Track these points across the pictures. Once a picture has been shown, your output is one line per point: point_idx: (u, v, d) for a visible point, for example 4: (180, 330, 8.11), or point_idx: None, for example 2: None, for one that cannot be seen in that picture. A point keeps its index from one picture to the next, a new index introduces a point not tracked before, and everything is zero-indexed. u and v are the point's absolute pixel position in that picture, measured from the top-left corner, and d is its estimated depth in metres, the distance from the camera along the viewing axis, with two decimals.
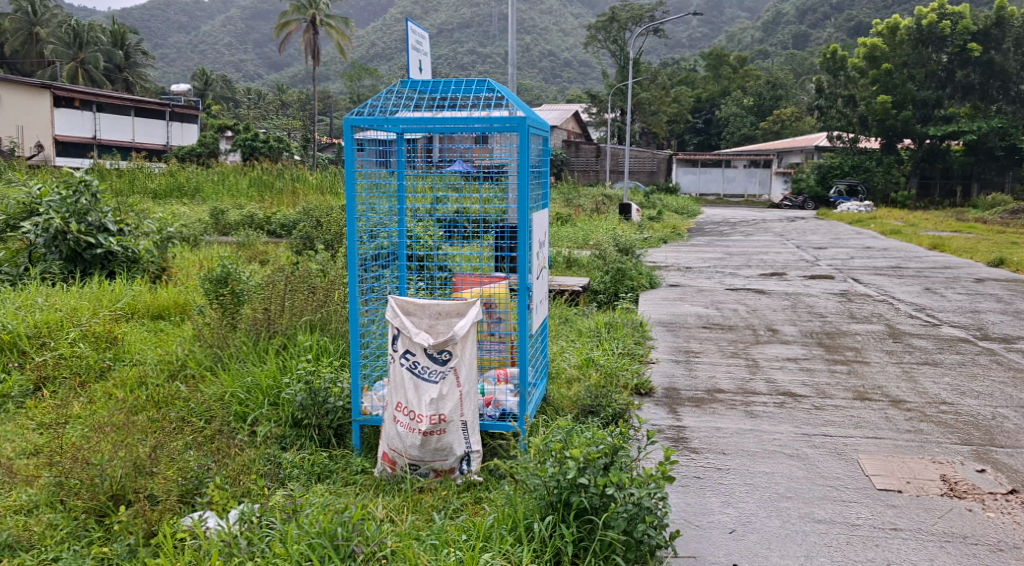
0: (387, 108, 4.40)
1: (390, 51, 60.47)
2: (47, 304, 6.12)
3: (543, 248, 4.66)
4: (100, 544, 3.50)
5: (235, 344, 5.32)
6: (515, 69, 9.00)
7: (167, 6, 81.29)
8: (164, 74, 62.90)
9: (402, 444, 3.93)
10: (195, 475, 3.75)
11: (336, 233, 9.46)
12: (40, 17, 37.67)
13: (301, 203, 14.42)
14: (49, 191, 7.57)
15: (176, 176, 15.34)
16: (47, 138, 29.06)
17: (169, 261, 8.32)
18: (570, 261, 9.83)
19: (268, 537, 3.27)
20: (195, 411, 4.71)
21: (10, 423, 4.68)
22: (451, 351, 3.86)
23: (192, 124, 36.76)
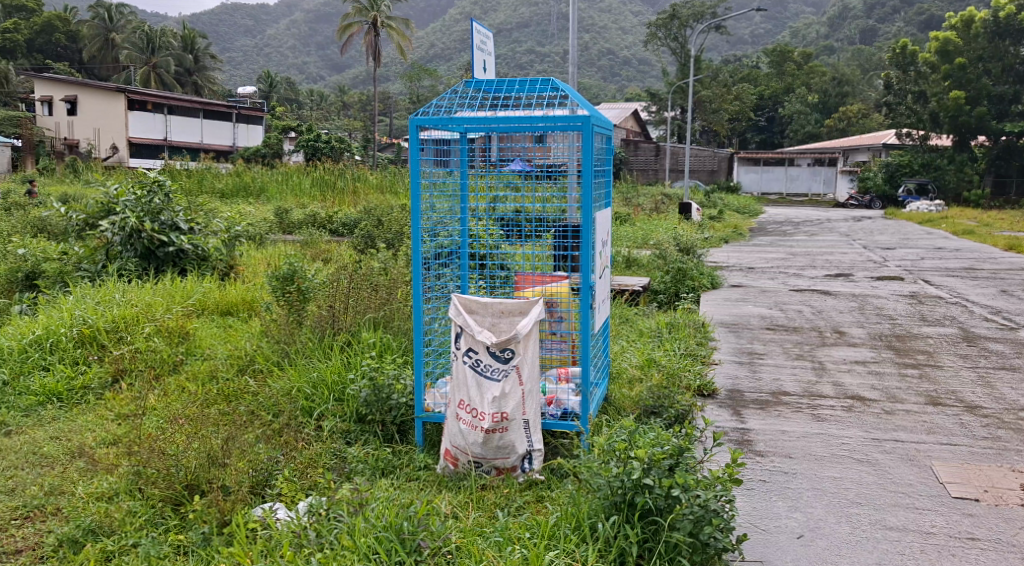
0: (451, 108, 4.44)
1: (450, 51, 60.92)
2: (125, 299, 6.33)
3: (606, 248, 4.66)
4: (176, 532, 3.62)
5: (301, 341, 5.44)
6: (575, 68, 8.95)
7: (234, 10, 83.46)
8: (231, 77, 64.47)
9: (464, 441, 3.97)
10: (264, 467, 3.88)
11: (395, 232, 9.59)
12: (115, 23, 39.71)
13: (361, 203, 14.63)
14: (125, 191, 7.85)
15: (242, 176, 15.78)
16: (122, 140, 30.38)
17: (236, 259, 8.55)
18: (630, 261, 9.74)
19: (336, 529, 3.33)
20: (264, 405, 4.84)
21: (91, 415, 4.88)
22: (513, 349, 3.88)
23: (257, 125, 37.50)
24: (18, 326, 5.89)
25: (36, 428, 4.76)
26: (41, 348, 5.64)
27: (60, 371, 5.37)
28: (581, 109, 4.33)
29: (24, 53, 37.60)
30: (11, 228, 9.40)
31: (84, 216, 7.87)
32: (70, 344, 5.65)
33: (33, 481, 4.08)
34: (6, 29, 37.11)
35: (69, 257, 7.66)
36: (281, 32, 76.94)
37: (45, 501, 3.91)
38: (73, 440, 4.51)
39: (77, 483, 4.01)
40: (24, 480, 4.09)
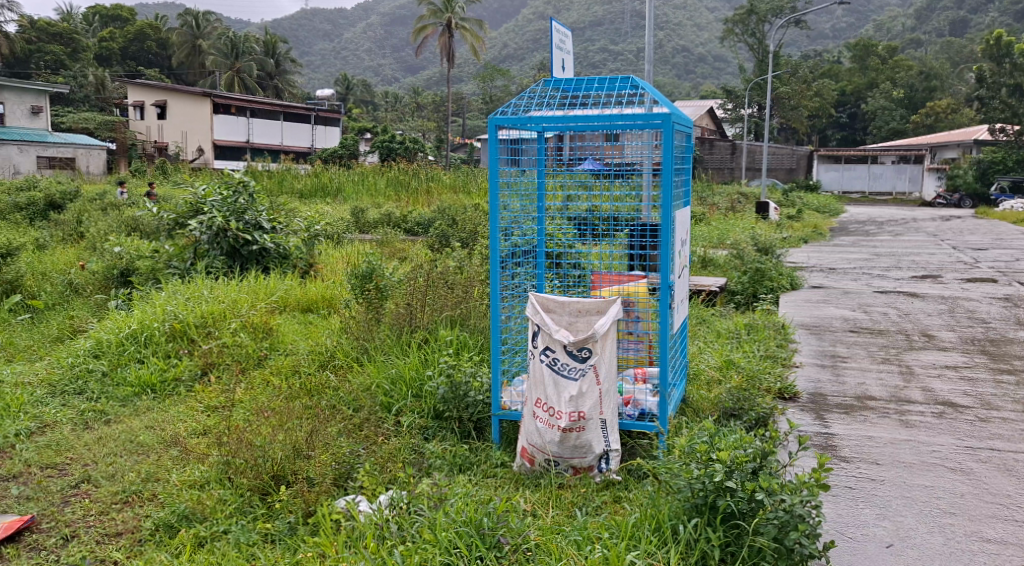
0: (528, 108, 4.46)
1: (523, 51, 61.08)
2: (213, 296, 6.55)
3: (685, 246, 4.60)
4: (263, 520, 3.74)
5: (379, 338, 5.55)
6: (652, 66, 8.82)
7: (313, 14, 85.85)
8: (310, 80, 65.98)
9: (541, 439, 3.99)
10: (347, 459, 3.98)
11: (469, 232, 9.71)
12: (202, 30, 40.39)
13: (435, 202, 14.80)
14: (212, 191, 8.19)
15: (320, 176, 16.13)
16: (207, 143, 31.60)
17: (315, 258, 8.78)
18: (706, 261, 9.59)
19: (417, 523, 3.39)
20: (344, 400, 4.95)
21: (182, 406, 5.09)
22: (590, 348, 3.87)
23: (334, 126, 38.19)
24: (116, 320, 6.16)
25: (132, 417, 4.98)
26: (136, 342, 5.87)
27: (154, 363, 5.60)
28: (659, 105, 4.30)
29: (117, 60, 39.34)
30: (107, 227, 9.84)
31: (174, 215, 8.17)
32: (162, 337, 5.88)
33: (131, 467, 4.28)
34: (102, 37, 38.86)
35: (160, 254, 7.96)
36: (358, 35, 78.41)
37: (141, 487, 4.08)
38: (167, 430, 4.71)
39: (171, 471, 4.18)
40: (122, 467, 4.29)
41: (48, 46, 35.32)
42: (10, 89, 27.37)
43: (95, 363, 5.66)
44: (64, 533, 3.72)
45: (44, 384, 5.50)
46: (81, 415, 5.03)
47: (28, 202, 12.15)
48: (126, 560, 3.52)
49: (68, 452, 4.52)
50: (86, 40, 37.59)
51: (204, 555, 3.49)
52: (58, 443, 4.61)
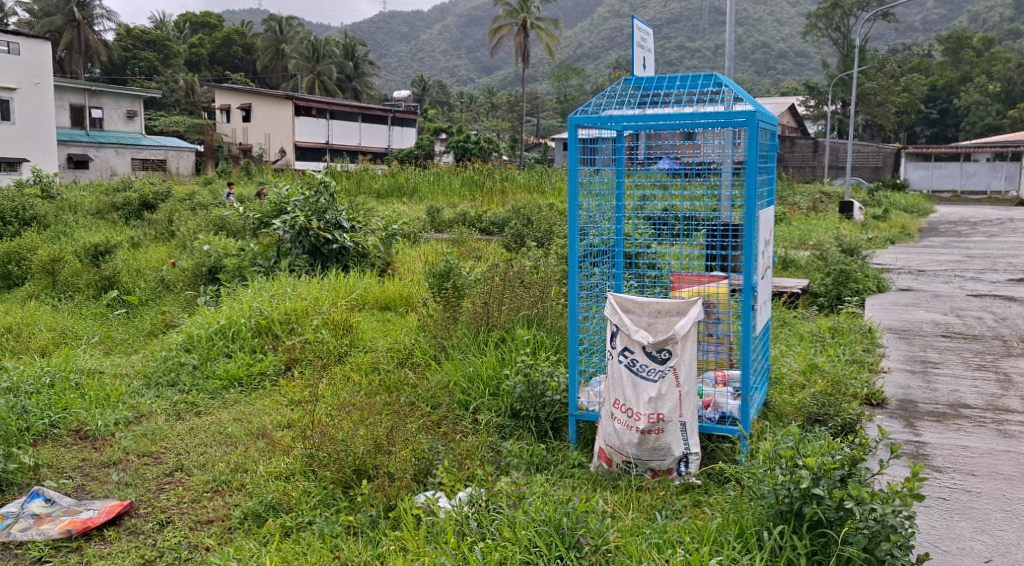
0: (609, 109, 4.43)
1: (598, 50, 60.81)
2: (295, 293, 6.72)
3: (768, 247, 4.49)
4: (346, 513, 3.82)
5: (456, 336, 5.59)
6: (733, 62, 8.62)
7: (390, 17, 87.89)
8: (387, 82, 67.24)
9: (619, 441, 3.96)
10: (427, 455, 4.05)
11: (545, 232, 9.73)
12: (285, 35, 41.71)
13: (510, 202, 14.84)
14: (295, 192, 8.43)
15: (397, 176, 16.40)
16: (289, 144, 32.45)
17: (392, 256, 8.90)
18: (788, 262, 9.36)
19: (497, 520, 3.42)
20: (423, 396, 5.01)
21: (267, 400, 5.25)
22: (671, 349, 3.82)
23: (411, 127, 38.69)
24: (206, 316, 6.39)
25: (221, 409, 5.17)
26: (224, 336, 6.08)
27: (241, 357, 5.78)
28: (743, 102, 4.23)
29: (206, 66, 40.72)
30: (196, 227, 10.21)
31: (259, 215, 8.42)
32: (249, 333, 6.06)
33: (220, 458, 4.42)
34: (192, 44, 40.36)
35: (245, 253, 8.21)
36: (434, 37, 79.37)
37: (230, 476, 4.21)
38: (253, 422, 4.86)
39: (258, 462, 4.31)
40: (212, 457, 4.45)
41: (143, 52, 36.84)
42: (108, 94, 28.64)
43: (186, 357, 5.86)
44: (160, 519, 3.87)
45: (140, 375, 5.75)
46: (173, 406, 5.23)
47: (124, 202, 12.71)
48: (218, 547, 3.64)
49: (163, 441, 4.71)
50: (177, 46, 39.04)
51: (290, 544, 3.58)
52: (154, 432, 4.81)
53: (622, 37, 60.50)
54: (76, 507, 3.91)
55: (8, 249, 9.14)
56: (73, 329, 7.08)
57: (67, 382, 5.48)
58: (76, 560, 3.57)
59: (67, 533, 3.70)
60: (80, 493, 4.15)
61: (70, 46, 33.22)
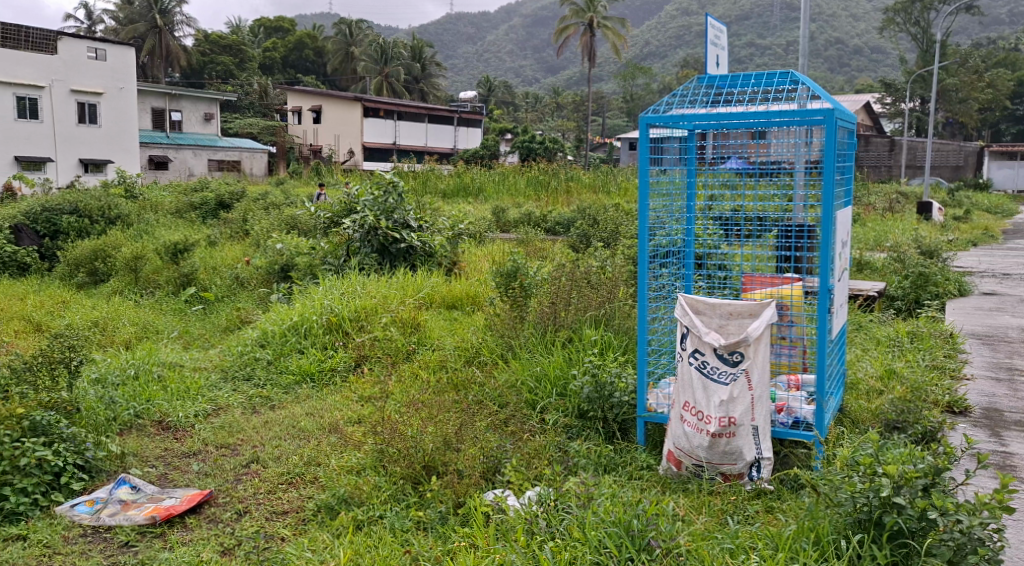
0: (680, 107, 4.37)
1: (665, 48, 60.23)
2: (364, 291, 6.83)
3: (845, 249, 4.38)
4: (415, 508, 3.87)
5: (524, 335, 5.60)
6: (807, 60, 8.42)
7: (457, 19, 89.08)
8: (454, 83, 67.94)
9: (689, 444, 3.91)
10: (495, 454, 4.09)
11: (611, 232, 9.68)
12: (355, 38, 42.39)
13: (575, 203, 14.78)
14: (364, 192, 8.58)
15: (463, 176, 16.51)
16: (357, 145, 33.02)
17: (458, 255, 8.94)
18: (863, 264, 9.10)
19: (565, 521, 3.42)
20: (490, 395, 5.04)
21: (338, 396, 5.36)
22: (742, 352, 3.76)
23: (477, 128, 38.92)
24: (280, 312, 6.54)
25: (294, 404, 5.29)
26: (297, 333, 6.22)
27: (312, 354, 5.90)
28: (819, 100, 4.13)
29: (279, 69, 41.73)
30: (270, 226, 10.47)
31: (329, 215, 8.74)
32: (320, 330, 6.19)
33: (294, 451, 4.54)
34: (266, 47, 41.38)
35: (316, 252, 8.38)
36: (500, 38, 79.75)
37: (303, 469, 4.32)
38: (325, 417, 4.98)
39: (330, 456, 4.41)
40: (286, 449, 4.56)
41: (219, 57, 37.94)
42: (187, 98, 29.54)
43: (261, 352, 6.03)
44: (238, 508, 3.97)
45: (218, 369, 5.93)
46: (249, 400, 5.38)
47: (202, 203, 13.16)
48: (293, 537, 3.72)
49: (239, 433, 4.84)
50: (251, 50, 40.10)
51: (362, 537, 3.64)
52: (230, 425, 4.95)
53: (690, 35, 59.75)
54: (159, 494, 4.06)
55: (93, 248, 9.53)
56: (154, 324, 7.33)
57: (149, 374, 5.67)
58: (161, 545, 3.68)
59: (151, 519, 3.82)
60: (163, 481, 4.29)
61: (152, 51, 34.45)
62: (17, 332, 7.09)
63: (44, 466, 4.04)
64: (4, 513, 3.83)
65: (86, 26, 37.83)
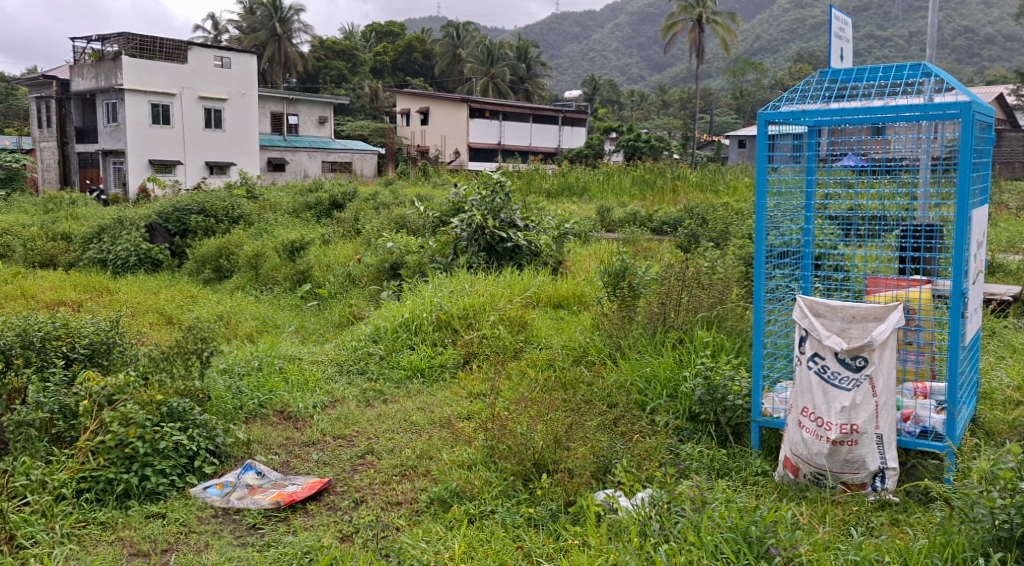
0: (802, 102, 4.22)
1: (777, 42, 58.55)
2: (472, 289, 6.92)
3: (979, 249, 4.13)
4: (526, 505, 3.89)
5: (633, 335, 5.53)
6: (934, 49, 8.00)
7: (563, 19, 90.49)
8: (559, 83, 68.42)
9: (807, 451, 3.78)
10: (605, 453, 4.07)
11: (720, 232, 9.47)
12: (462, 40, 43.08)
13: (682, 201, 14.50)
14: (472, 192, 8.72)
15: (567, 176, 16.55)
16: (463, 146, 33.53)
17: (564, 255, 8.92)
18: (996, 267, 8.56)
19: (679, 523, 3.38)
20: (599, 395, 5.01)
21: (448, 391, 5.46)
22: (866, 357, 3.60)
23: (581, 127, 38.74)
24: (392, 309, 6.71)
25: (406, 398, 5.42)
26: (408, 329, 6.37)
27: (423, 350, 6.02)
28: (953, 94, 3.90)
29: (389, 72, 42.79)
30: (380, 225, 10.78)
31: (438, 215, 8.90)
32: (430, 326, 6.31)
33: (406, 444, 4.65)
34: (377, 52, 42.60)
35: (425, 250, 8.56)
36: (605, 37, 79.51)
37: (416, 462, 4.42)
38: (436, 411, 5.09)
39: (441, 450, 4.50)
40: (399, 443, 4.69)
41: (333, 62, 39.24)
42: (303, 102, 30.62)
43: (374, 348, 6.21)
44: (355, 497, 4.10)
45: (334, 363, 6.12)
46: (363, 393, 5.55)
47: (317, 203, 13.64)
48: (408, 527, 3.80)
49: (354, 425, 5.00)
50: (364, 54, 41.31)
51: (475, 531, 3.69)
52: (346, 417, 5.11)
53: (804, 28, 57.88)
54: (282, 481, 4.23)
55: (218, 245, 10.05)
56: (273, 319, 7.66)
57: (271, 365, 5.93)
58: (285, 529, 3.83)
59: (276, 504, 3.99)
60: (286, 468, 4.48)
61: (272, 59, 35.96)
62: (152, 324, 7.54)
63: (180, 450, 4.26)
64: (145, 492, 4.06)
65: (212, 36, 39.85)
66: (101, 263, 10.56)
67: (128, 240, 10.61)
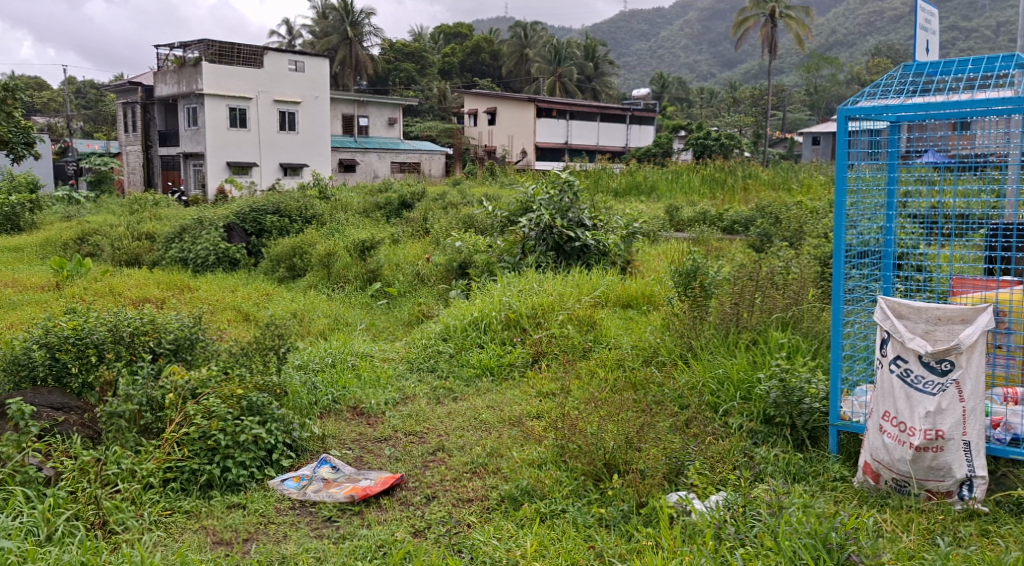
0: (883, 97, 4.11)
1: (853, 36, 56.94)
2: (541, 289, 6.91)
3: None
4: (597, 505, 3.87)
5: (705, 336, 5.43)
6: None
7: (631, 18, 90.01)
8: (626, 82, 67.98)
9: (889, 457, 3.67)
10: (677, 455, 4.01)
11: (795, 231, 9.24)
12: (530, 39, 43.12)
13: (753, 200, 14.19)
14: (540, 191, 8.72)
15: (635, 175, 16.41)
16: (530, 145, 33.57)
17: (633, 255, 8.82)
18: None
19: (755, 528, 3.33)
20: (671, 396, 4.95)
21: (517, 390, 5.48)
22: (953, 361, 3.48)
23: (649, 126, 38.30)
24: (461, 307, 6.76)
25: (476, 396, 5.46)
26: (477, 328, 6.41)
27: (492, 349, 6.06)
28: None
29: (457, 73, 43.16)
30: (449, 224, 10.87)
31: (506, 214, 8.94)
32: (499, 325, 6.34)
33: (477, 442, 4.68)
34: (446, 53, 43.00)
35: (493, 249, 8.61)
36: (675, 33, 78.64)
37: (487, 460, 4.44)
38: (506, 411, 5.10)
39: (512, 448, 4.51)
40: (469, 440, 4.72)
41: (403, 64, 39.75)
42: (373, 104, 31.13)
43: (443, 345, 6.27)
44: (427, 493, 4.14)
45: (405, 360, 6.21)
46: (433, 391, 5.61)
47: (386, 203, 13.84)
48: (479, 524, 3.82)
49: (425, 422, 5.06)
50: (433, 56, 41.77)
51: (546, 529, 3.69)
52: (418, 414, 5.18)
53: (882, 21, 56.16)
54: (356, 475, 4.30)
55: (292, 245, 10.27)
56: (344, 316, 7.80)
57: (344, 362, 6.04)
58: (360, 523, 3.90)
59: (350, 497, 4.06)
60: (359, 463, 4.55)
61: (343, 61, 36.62)
62: (229, 321, 7.75)
63: (258, 443, 4.37)
64: (226, 483, 4.19)
65: (286, 40, 40.81)
66: (182, 262, 10.92)
67: (207, 239, 10.95)
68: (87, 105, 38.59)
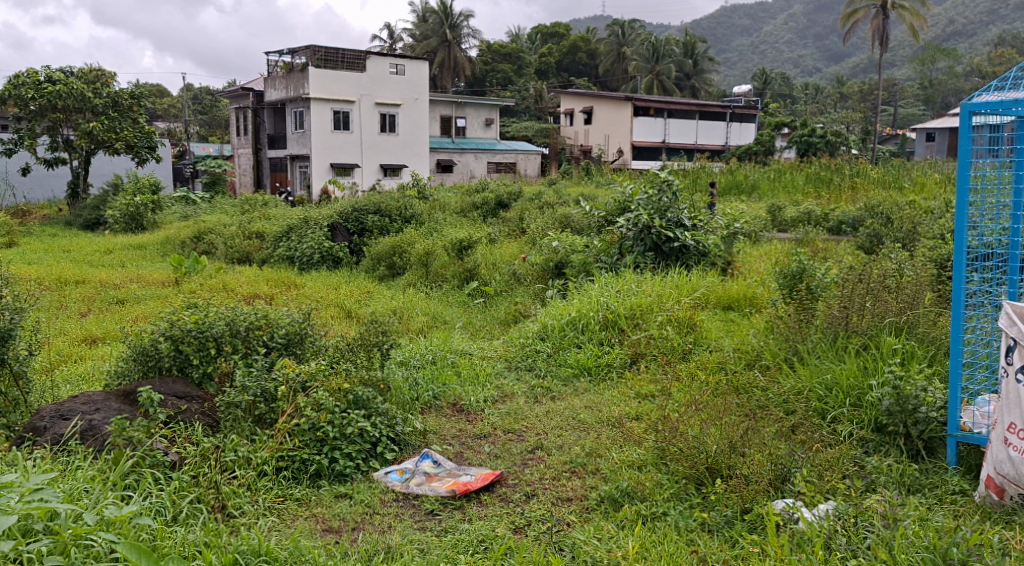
0: (1009, 91, 3.88)
1: (972, 26, 54.06)
2: (639, 289, 6.85)
3: None
4: (699, 509, 3.81)
5: (811, 340, 5.27)
6: None
7: (732, 14, 88.12)
8: (726, 80, 66.47)
9: (1016, 471, 3.46)
10: (783, 462, 3.89)
11: (906, 232, 8.85)
12: (627, 38, 42.68)
13: (861, 200, 13.63)
14: (638, 191, 8.64)
15: (736, 174, 16.07)
16: (627, 145, 33.33)
17: (733, 255, 8.65)
18: None
19: (867, 539, 3.23)
20: (775, 400, 4.82)
21: (615, 390, 5.45)
22: None
23: (750, 123, 37.31)
24: (559, 307, 6.78)
25: (573, 396, 5.45)
26: (575, 328, 6.41)
27: (590, 349, 6.04)
28: None
29: (554, 73, 43.21)
30: (545, 224, 10.90)
31: (604, 214, 8.90)
32: (597, 326, 6.32)
33: (575, 442, 4.68)
34: (543, 53, 43.09)
35: (590, 249, 8.58)
36: (778, 27, 76.44)
37: (586, 460, 4.43)
38: (605, 411, 5.08)
39: (611, 449, 4.49)
40: (568, 440, 4.72)
41: (500, 65, 40.06)
42: (471, 105, 31.42)
43: (541, 345, 6.29)
44: (526, 491, 4.17)
45: (503, 358, 6.25)
46: (531, 389, 5.63)
47: (483, 202, 13.95)
48: (579, 524, 3.83)
49: (524, 420, 5.09)
50: (529, 57, 41.94)
51: (648, 532, 3.65)
52: (517, 412, 5.21)
53: (1006, 10, 53.18)
54: (456, 471, 4.37)
55: (392, 244, 10.53)
56: (442, 315, 7.93)
57: (444, 360, 6.13)
58: (461, 517, 3.96)
59: (451, 492, 4.12)
60: (459, 459, 4.62)
61: (442, 64, 37.13)
62: (333, 317, 7.98)
63: (364, 436, 4.52)
64: (334, 473, 4.33)
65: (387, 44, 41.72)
66: (289, 260, 11.33)
67: (313, 238, 11.33)
68: (202, 110, 40.46)
